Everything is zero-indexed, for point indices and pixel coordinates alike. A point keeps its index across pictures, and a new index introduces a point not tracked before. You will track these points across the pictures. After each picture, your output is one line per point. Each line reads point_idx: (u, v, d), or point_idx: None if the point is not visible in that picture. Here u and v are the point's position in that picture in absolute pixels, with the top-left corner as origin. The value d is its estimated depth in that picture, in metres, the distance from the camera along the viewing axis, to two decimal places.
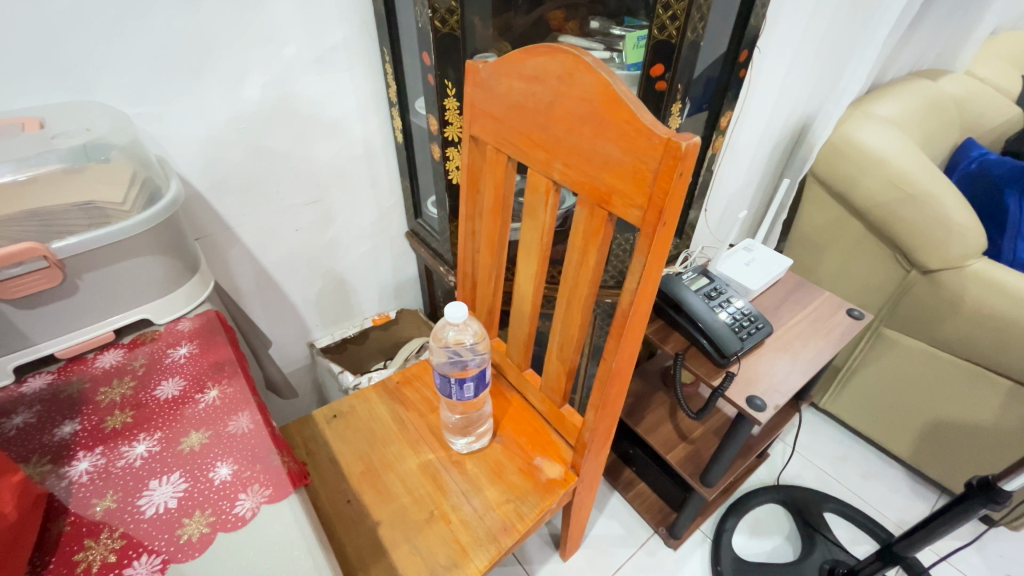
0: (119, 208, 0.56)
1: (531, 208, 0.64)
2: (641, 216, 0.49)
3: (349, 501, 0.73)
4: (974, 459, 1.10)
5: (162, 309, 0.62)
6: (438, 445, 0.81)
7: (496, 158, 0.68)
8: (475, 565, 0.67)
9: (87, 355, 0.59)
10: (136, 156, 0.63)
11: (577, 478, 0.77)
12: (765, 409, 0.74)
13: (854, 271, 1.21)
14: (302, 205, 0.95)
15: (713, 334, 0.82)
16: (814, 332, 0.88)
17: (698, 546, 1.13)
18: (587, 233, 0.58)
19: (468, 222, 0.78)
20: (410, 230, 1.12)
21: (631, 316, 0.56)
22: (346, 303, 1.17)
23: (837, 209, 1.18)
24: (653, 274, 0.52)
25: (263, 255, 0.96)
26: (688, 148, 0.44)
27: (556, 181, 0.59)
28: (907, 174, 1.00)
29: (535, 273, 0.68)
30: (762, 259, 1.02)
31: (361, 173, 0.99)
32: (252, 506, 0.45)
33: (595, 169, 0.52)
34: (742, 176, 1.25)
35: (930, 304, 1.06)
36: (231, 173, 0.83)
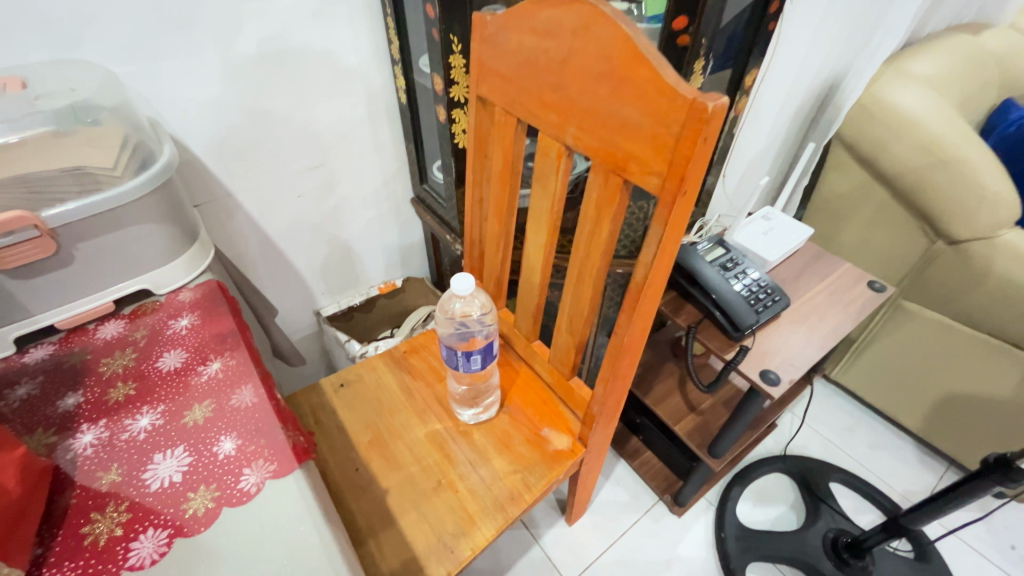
0: (110, 173, 0.53)
1: (542, 174, 0.61)
2: (660, 183, 0.46)
3: (358, 469, 0.74)
4: (986, 433, 1.09)
5: (161, 279, 0.60)
6: (446, 415, 0.81)
7: (505, 120, 0.64)
8: (482, 534, 0.67)
9: (89, 326, 0.58)
10: (126, 118, 0.60)
11: (585, 450, 0.76)
12: (779, 383, 0.73)
13: (876, 241, 1.17)
14: (303, 170, 0.92)
15: (728, 306, 0.80)
16: (832, 304, 0.85)
17: (702, 514, 1.14)
18: (600, 204, 0.55)
19: (475, 188, 0.75)
20: (415, 196, 1.09)
21: (645, 290, 0.54)
22: (351, 272, 1.16)
23: (863, 174, 1.13)
24: (671, 245, 0.49)
25: (265, 222, 0.94)
26: (715, 110, 0.40)
27: (568, 146, 0.55)
28: (941, 137, 0.94)
29: (545, 243, 0.66)
30: (781, 227, 0.97)
31: (365, 136, 0.95)
32: (257, 481, 0.44)
33: (611, 133, 0.49)
34: (763, 140, 1.19)
35: (955, 275, 1.02)
36: (229, 137, 0.80)
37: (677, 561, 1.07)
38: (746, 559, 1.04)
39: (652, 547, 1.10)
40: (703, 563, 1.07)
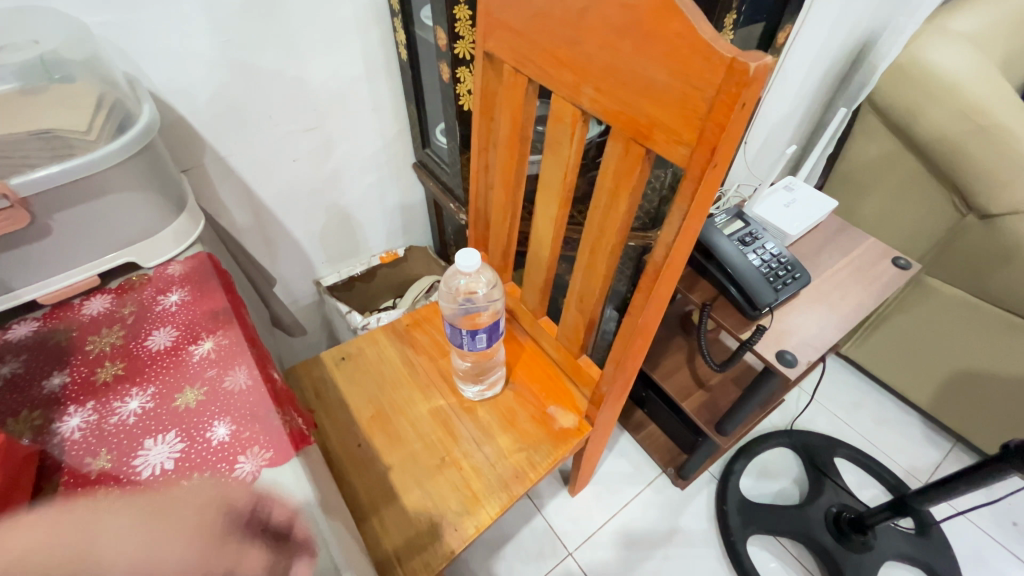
0: (83, 138, 0.50)
1: (554, 141, 0.56)
2: (687, 154, 0.42)
3: (360, 445, 0.72)
4: (997, 412, 1.07)
5: (148, 251, 0.57)
6: (449, 391, 0.79)
7: (514, 80, 0.58)
8: (486, 512, 0.66)
9: (74, 301, 0.55)
10: (99, 74, 0.56)
11: (591, 428, 0.75)
12: (795, 364, 0.70)
13: (901, 213, 1.12)
14: (299, 132, 0.87)
15: (745, 282, 0.76)
16: (854, 282, 0.81)
17: (704, 486, 1.15)
18: (618, 175, 0.50)
19: (480, 154, 0.70)
20: (417, 161, 1.03)
21: (664, 270, 0.50)
22: (351, 240, 1.12)
23: (893, 142, 1.06)
24: (695, 223, 0.45)
25: (259, 188, 0.89)
26: (757, 71, 0.35)
27: (584, 110, 0.50)
28: (982, 103, 0.88)
29: (556, 216, 0.62)
30: (804, 199, 0.92)
31: (363, 96, 0.90)
32: (252, 470, 0.42)
33: (634, 97, 0.44)
34: (788, 105, 1.12)
35: (984, 251, 0.98)
36: (218, 97, 0.74)
37: (679, 532, 1.09)
38: (747, 531, 1.05)
39: (654, 518, 1.11)
40: (704, 535, 1.08)
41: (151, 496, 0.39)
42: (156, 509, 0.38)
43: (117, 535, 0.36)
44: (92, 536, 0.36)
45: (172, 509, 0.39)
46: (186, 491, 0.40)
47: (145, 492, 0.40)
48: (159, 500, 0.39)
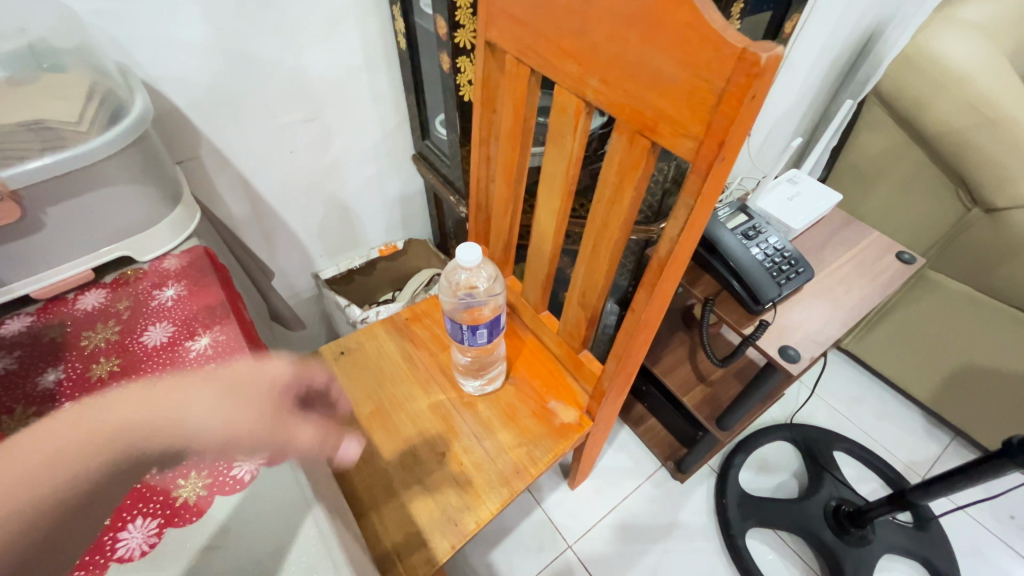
0: (75, 128, 0.48)
1: (557, 133, 0.55)
2: (694, 148, 0.41)
3: (360, 441, 0.72)
4: (998, 407, 1.07)
5: (143, 245, 0.56)
6: (449, 386, 0.78)
7: (517, 71, 0.57)
8: (486, 508, 0.66)
9: (68, 295, 0.54)
10: (90, 63, 0.55)
11: (592, 423, 0.74)
12: (798, 360, 0.70)
13: (905, 207, 1.11)
14: (297, 123, 0.85)
15: (749, 277, 0.75)
16: (858, 277, 0.81)
17: (704, 480, 1.15)
18: (623, 168, 0.49)
19: (481, 146, 0.69)
20: (417, 152, 1.02)
21: (668, 265, 0.49)
22: (350, 233, 1.11)
23: (899, 134, 1.05)
24: (702, 218, 0.44)
25: (257, 180, 0.88)
26: (768, 61, 0.34)
27: (588, 102, 0.49)
28: (990, 96, 0.87)
29: (558, 210, 0.61)
30: (808, 192, 0.91)
31: (362, 87, 0.88)
32: (251, 468, 0.42)
33: (639, 88, 0.43)
34: (793, 96, 1.11)
35: (988, 245, 0.97)
36: (213, 87, 0.73)
37: (678, 525, 1.09)
38: (746, 524, 1.05)
39: (654, 511, 1.11)
40: (703, 528, 1.08)
41: (218, 377, 0.45)
42: (232, 387, 0.45)
43: (204, 408, 0.42)
44: (180, 409, 0.41)
45: (235, 386, 0.45)
46: (246, 372, 0.47)
47: (206, 372, 0.45)
48: (226, 377, 0.45)
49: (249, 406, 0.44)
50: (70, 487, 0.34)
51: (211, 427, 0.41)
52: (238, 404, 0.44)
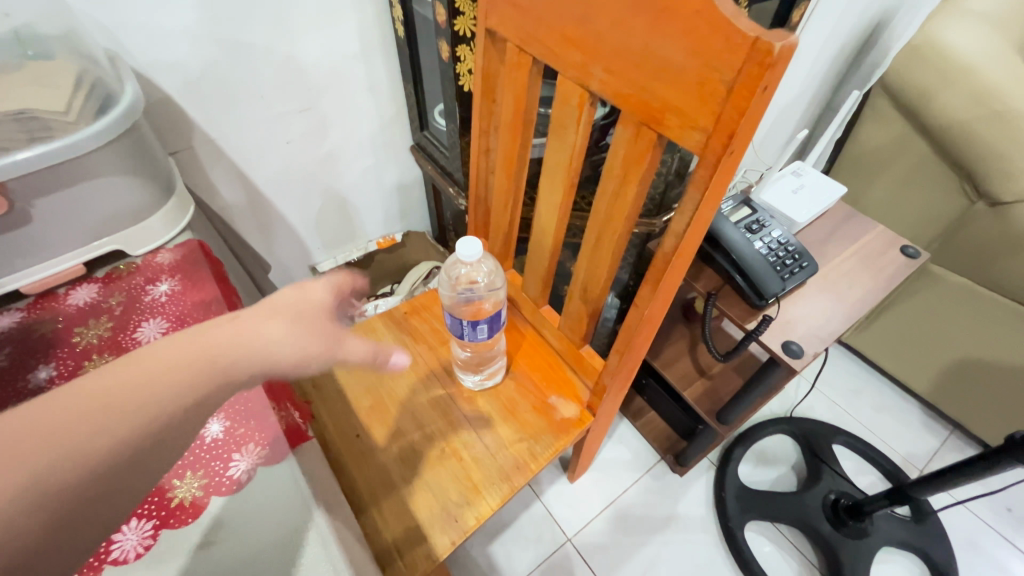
0: (63, 119, 0.47)
1: (560, 125, 0.54)
2: (703, 141, 0.39)
3: (359, 436, 0.71)
4: (997, 401, 1.07)
5: (135, 238, 0.55)
6: (449, 380, 0.78)
7: (518, 60, 0.55)
8: (486, 503, 0.66)
9: (60, 290, 0.53)
10: (78, 50, 0.53)
11: (593, 419, 0.74)
12: (801, 355, 0.69)
13: (908, 200, 1.09)
14: (292, 113, 0.83)
15: (752, 271, 0.74)
16: (862, 271, 0.80)
17: (703, 473, 1.15)
18: (628, 161, 0.48)
19: (481, 137, 0.67)
20: (415, 143, 1.00)
21: (673, 261, 0.48)
22: (347, 225, 1.09)
23: (903, 126, 1.04)
24: (708, 213, 0.43)
25: (252, 171, 0.86)
26: (782, 51, 0.32)
27: (593, 93, 0.48)
28: (997, 87, 0.85)
29: (560, 203, 0.59)
30: (812, 184, 0.90)
31: (359, 76, 0.86)
32: (248, 467, 0.41)
33: (646, 79, 0.41)
34: (797, 87, 1.09)
35: (991, 239, 0.96)
36: (206, 75, 0.71)
37: (677, 519, 1.09)
38: (745, 517, 1.05)
39: (653, 504, 1.11)
40: (702, 521, 1.09)
41: (275, 309, 0.36)
42: (296, 314, 0.36)
43: (276, 339, 0.34)
44: (249, 343, 0.33)
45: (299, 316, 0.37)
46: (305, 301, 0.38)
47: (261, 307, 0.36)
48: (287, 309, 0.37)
49: (320, 335, 0.36)
50: (125, 441, 0.27)
51: (280, 359, 0.34)
52: (306, 333, 0.35)
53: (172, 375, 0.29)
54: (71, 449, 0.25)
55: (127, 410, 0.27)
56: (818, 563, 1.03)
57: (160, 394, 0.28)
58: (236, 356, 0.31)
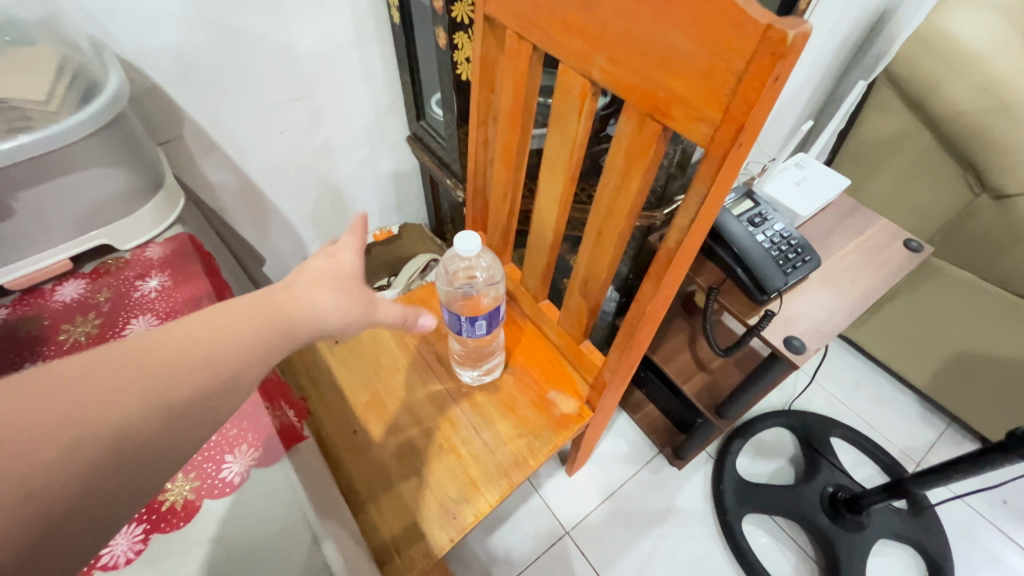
0: (44, 108, 0.45)
1: (560, 116, 0.52)
2: (710, 133, 0.38)
3: (356, 432, 0.70)
4: (995, 394, 1.07)
5: (123, 232, 0.53)
6: (447, 375, 0.77)
7: (518, 48, 0.53)
8: (485, 500, 0.65)
9: (46, 287, 0.51)
10: (60, 37, 0.51)
11: (592, 414, 0.73)
12: (803, 351, 0.68)
13: (910, 192, 1.08)
14: (285, 102, 0.81)
15: (754, 266, 0.73)
16: (865, 265, 0.79)
17: (701, 467, 1.15)
18: (631, 154, 0.47)
19: (479, 128, 0.66)
20: (411, 133, 0.98)
21: (677, 256, 0.47)
22: (343, 217, 1.07)
23: (907, 117, 1.02)
24: (714, 207, 0.42)
25: (244, 162, 0.84)
26: (796, 39, 0.31)
27: (595, 82, 0.46)
28: (1005, 78, 0.84)
29: (560, 196, 0.58)
30: (815, 177, 0.88)
31: (353, 64, 0.84)
32: (241, 470, 0.40)
33: (651, 68, 0.40)
34: (800, 76, 1.08)
35: (994, 232, 0.95)
36: (196, 63, 0.69)
37: (675, 512, 1.09)
38: (742, 510, 1.05)
39: (651, 497, 1.11)
40: (700, 514, 1.09)
41: (319, 277, 0.41)
42: (337, 281, 0.41)
43: (328, 303, 0.39)
44: (304, 305, 0.38)
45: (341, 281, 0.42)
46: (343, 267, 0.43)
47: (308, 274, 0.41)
48: (330, 275, 0.41)
49: (358, 302, 0.42)
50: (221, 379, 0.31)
51: (330, 322, 0.39)
52: (349, 298, 0.41)
53: (250, 329, 0.33)
54: (181, 373, 0.29)
55: (217, 351, 0.31)
56: (815, 555, 1.04)
57: (237, 340, 0.32)
58: (297, 318, 0.37)
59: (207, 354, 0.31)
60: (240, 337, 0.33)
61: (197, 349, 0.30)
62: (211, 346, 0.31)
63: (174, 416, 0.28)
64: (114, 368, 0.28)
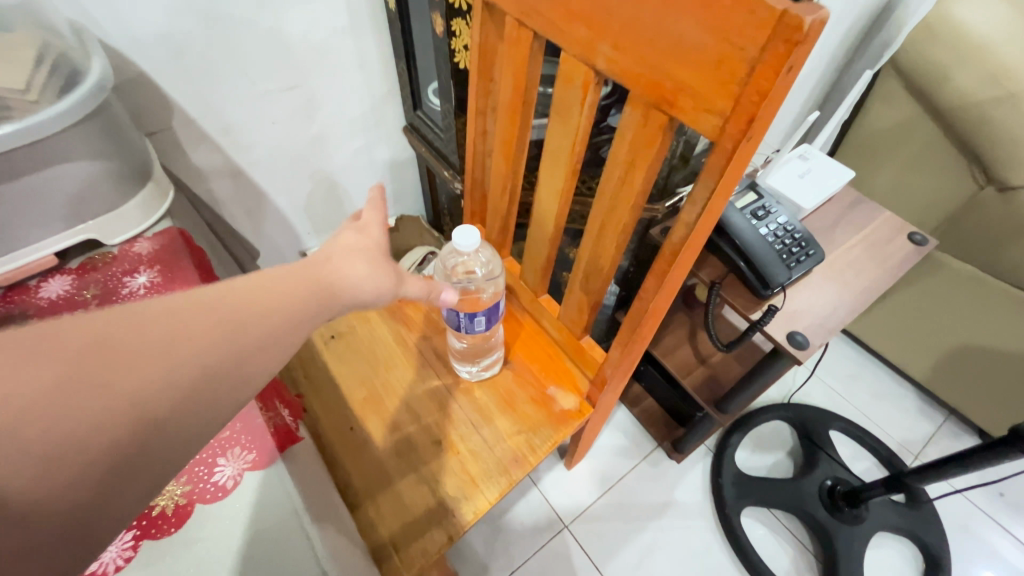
0: (23, 97, 0.43)
1: (562, 106, 0.50)
2: (719, 125, 0.37)
3: (353, 428, 0.69)
4: (994, 387, 1.06)
5: (110, 226, 0.51)
6: (446, 371, 0.75)
7: (518, 35, 0.52)
8: (484, 497, 0.64)
9: (31, 283, 0.50)
10: (40, 22, 0.49)
11: (592, 410, 0.72)
12: (807, 346, 0.67)
13: (913, 184, 1.07)
14: (278, 91, 0.79)
15: (757, 260, 0.72)
16: (868, 259, 0.78)
17: (700, 460, 1.15)
18: (636, 146, 0.45)
19: (478, 118, 0.64)
20: (408, 123, 0.96)
21: (682, 252, 0.46)
22: (338, 208, 1.06)
23: (912, 108, 1.01)
24: (721, 202, 0.41)
25: (236, 153, 0.82)
26: (812, 26, 0.29)
27: (599, 72, 0.44)
28: (1014, 67, 0.82)
29: (562, 189, 0.57)
30: (819, 168, 0.87)
31: (348, 51, 0.82)
32: (234, 474, 0.40)
33: (658, 56, 0.38)
34: (804, 65, 1.06)
35: (998, 225, 0.94)
36: (184, 51, 0.67)
37: (673, 505, 1.09)
38: (741, 503, 1.05)
39: (649, 490, 1.11)
40: (698, 507, 1.09)
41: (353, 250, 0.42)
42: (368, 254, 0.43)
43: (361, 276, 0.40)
44: (340, 276, 0.39)
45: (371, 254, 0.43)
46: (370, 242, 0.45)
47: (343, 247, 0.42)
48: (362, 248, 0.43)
49: (389, 275, 0.43)
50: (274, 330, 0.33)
51: (364, 295, 0.41)
52: (380, 271, 0.42)
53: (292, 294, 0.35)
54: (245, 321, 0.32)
55: (267, 306, 0.33)
56: (812, 548, 1.04)
57: (285, 302, 0.34)
58: (334, 286, 0.38)
59: (273, 305, 0.34)
60: (293, 299, 0.35)
61: (256, 305, 0.33)
62: (279, 300, 0.34)
63: (244, 355, 0.31)
64: (200, 309, 0.31)
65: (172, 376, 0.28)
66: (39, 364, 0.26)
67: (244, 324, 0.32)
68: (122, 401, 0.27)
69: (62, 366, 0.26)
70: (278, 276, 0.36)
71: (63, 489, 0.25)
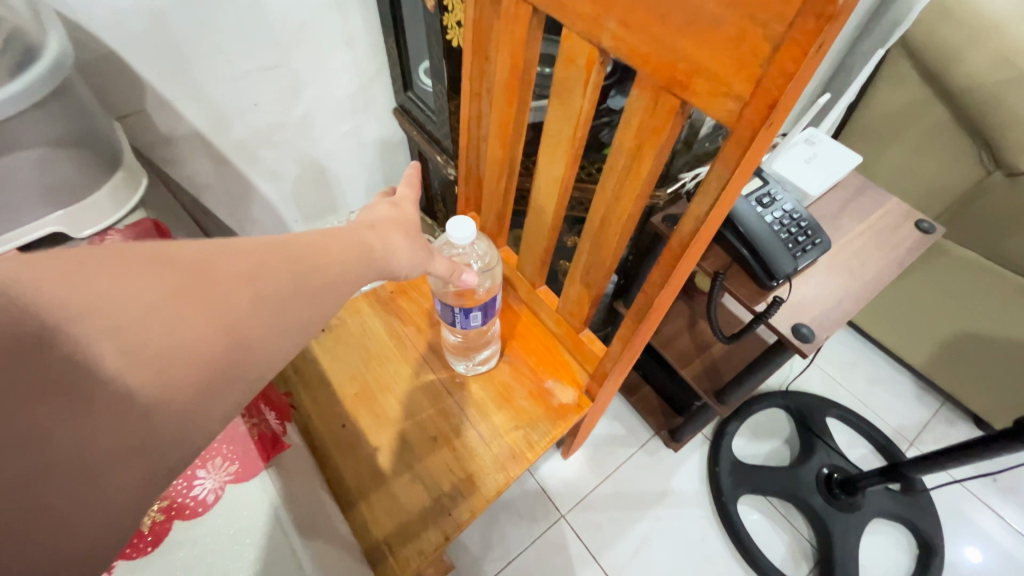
0: None
1: (563, 88, 0.47)
2: (737, 110, 0.34)
3: (344, 426, 0.67)
4: (993, 375, 1.06)
5: (79, 218, 0.48)
6: (440, 366, 0.73)
7: (516, 11, 0.48)
8: (483, 492, 0.63)
9: None
10: None
11: (591, 404, 0.71)
12: (812, 339, 0.66)
13: (918, 169, 1.05)
14: (259, 71, 0.75)
15: (762, 249, 0.69)
16: (875, 248, 0.76)
17: (697, 448, 1.14)
18: (643, 132, 0.42)
19: (473, 100, 0.60)
20: (398, 105, 0.92)
21: (691, 246, 0.43)
22: (327, 195, 1.02)
23: (921, 90, 0.97)
24: (734, 193, 0.38)
25: (214, 136, 0.77)
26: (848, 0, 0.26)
27: (604, 51, 0.41)
28: None
29: (562, 177, 0.54)
30: (826, 154, 0.83)
31: (334, 28, 0.77)
32: (215, 487, 0.41)
33: (670, 34, 0.35)
34: None
35: (1006, 211, 0.92)
36: (155, 27, 0.62)
37: (670, 494, 1.09)
38: (738, 492, 1.05)
39: (646, 479, 1.11)
40: (695, 496, 1.09)
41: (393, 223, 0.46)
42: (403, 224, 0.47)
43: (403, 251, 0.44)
44: (386, 247, 0.43)
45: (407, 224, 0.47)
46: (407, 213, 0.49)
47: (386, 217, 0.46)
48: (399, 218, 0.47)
49: (424, 245, 0.47)
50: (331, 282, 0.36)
51: (402, 266, 0.44)
52: (416, 242, 0.46)
53: (346, 255, 0.39)
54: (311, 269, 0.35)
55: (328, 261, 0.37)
56: (808, 535, 1.05)
57: (339, 262, 0.38)
58: (378, 253, 0.42)
59: (329, 261, 0.37)
60: (345, 260, 0.38)
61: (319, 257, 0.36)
62: (332, 257, 0.37)
63: (309, 297, 0.35)
64: (272, 253, 0.34)
65: (255, 306, 0.31)
66: (140, 286, 0.27)
67: (306, 273, 0.35)
68: (219, 320, 0.29)
69: (160, 290, 0.28)
70: (332, 240, 0.39)
71: (174, 394, 0.27)
